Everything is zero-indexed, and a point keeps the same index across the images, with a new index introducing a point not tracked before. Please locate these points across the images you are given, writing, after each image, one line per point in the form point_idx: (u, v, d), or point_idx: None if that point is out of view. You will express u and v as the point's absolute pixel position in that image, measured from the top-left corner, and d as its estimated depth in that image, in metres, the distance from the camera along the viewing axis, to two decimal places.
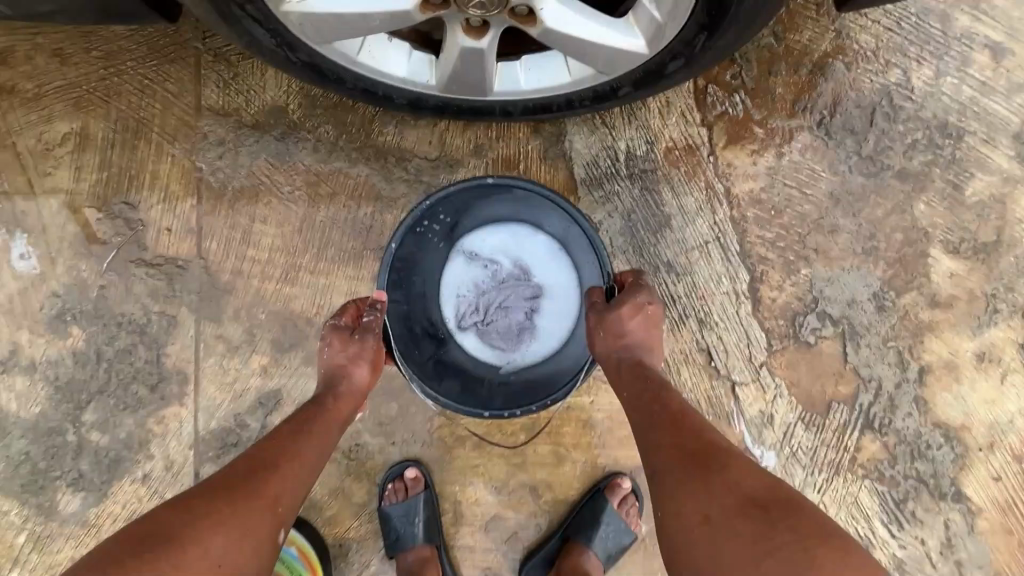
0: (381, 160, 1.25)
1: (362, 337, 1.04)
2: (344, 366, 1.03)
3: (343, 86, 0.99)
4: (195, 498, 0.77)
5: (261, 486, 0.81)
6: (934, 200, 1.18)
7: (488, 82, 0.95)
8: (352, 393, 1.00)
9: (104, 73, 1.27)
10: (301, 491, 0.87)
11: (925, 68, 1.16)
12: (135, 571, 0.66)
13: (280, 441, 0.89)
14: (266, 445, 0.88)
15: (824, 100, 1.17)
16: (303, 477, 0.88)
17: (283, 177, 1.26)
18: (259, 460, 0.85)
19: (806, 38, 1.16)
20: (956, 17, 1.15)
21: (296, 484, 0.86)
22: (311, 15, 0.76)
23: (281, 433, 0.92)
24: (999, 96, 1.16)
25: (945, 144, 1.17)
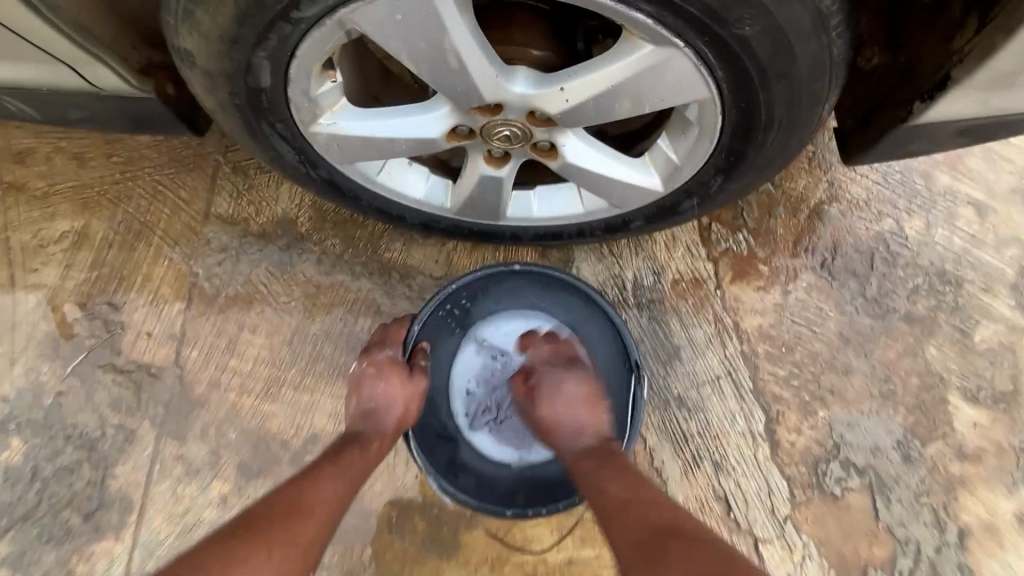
0: (384, 276, 1.22)
1: (418, 376, 0.99)
2: (398, 401, 0.95)
3: (358, 204, 0.99)
4: (234, 524, 0.72)
5: (301, 506, 0.76)
6: (943, 345, 1.17)
7: (503, 208, 0.97)
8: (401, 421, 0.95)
9: (118, 178, 1.28)
10: (343, 498, 0.82)
11: (915, 219, 1.22)
12: None
13: (316, 464, 0.83)
14: (301, 471, 0.82)
15: (823, 243, 1.21)
16: (344, 488, 0.83)
17: (281, 287, 1.22)
18: (293, 486, 0.79)
19: (802, 186, 1.23)
20: (938, 177, 1.23)
21: (336, 495, 0.81)
22: (338, 137, 0.76)
23: (319, 457, 0.85)
24: (989, 248, 1.21)
25: (946, 291, 1.19)
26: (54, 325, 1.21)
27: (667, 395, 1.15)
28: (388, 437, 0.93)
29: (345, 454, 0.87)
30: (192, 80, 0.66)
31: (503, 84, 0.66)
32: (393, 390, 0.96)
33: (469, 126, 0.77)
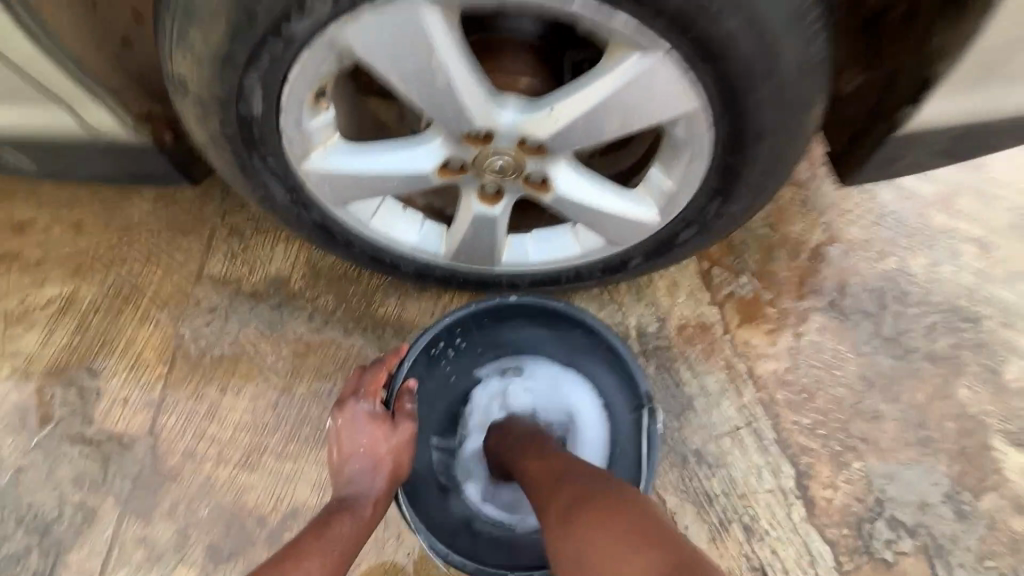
0: (378, 332, 1.17)
1: (404, 427, 0.87)
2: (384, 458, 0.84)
3: (350, 251, 0.97)
4: None
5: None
6: (975, 384, 1.10)
7: (497, 250, 0.93)
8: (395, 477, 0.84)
9: (115, 243, 1.28)
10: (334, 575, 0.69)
11: (919, 257, 1.20)
12: None
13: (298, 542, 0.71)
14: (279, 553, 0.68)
15: (829, 284, 1.17)
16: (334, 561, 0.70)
17: (269, 347, 1.17)
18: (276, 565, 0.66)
19: (799, 229, 1.20)
20: (935, 216, 1.22)
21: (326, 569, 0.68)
22: (330, 174, 0.76)
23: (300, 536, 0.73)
24: (1001, 283, 1.18)
25: (965, 327, 1.15)
26: (23, 395, 1.14)
27: (686, 451, 1.05)
28: (381, 501, 0.82)
29: (332, 524, 0.75)
30: (188, 110, 0.67)
31: (494, 109, 0.67)
32: (377, 445, 0.84)
33: (461, 158, 0.77)
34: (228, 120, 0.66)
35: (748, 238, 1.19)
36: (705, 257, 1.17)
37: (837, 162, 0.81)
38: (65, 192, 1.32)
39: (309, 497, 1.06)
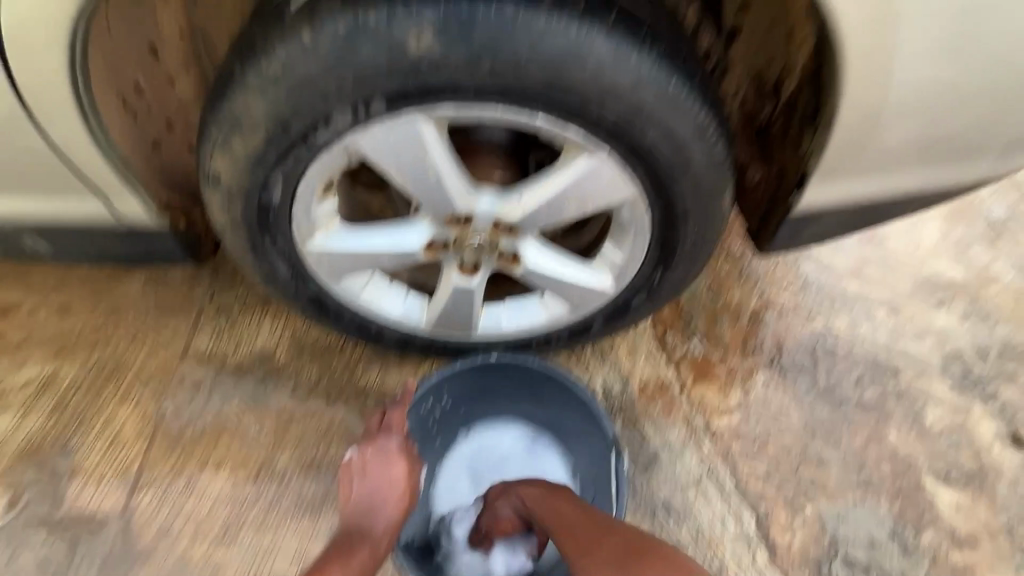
0: (360, 401, 1.23)
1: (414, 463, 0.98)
2: (397, 487, 0.93)
3: (340, 322, 1.06)
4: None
5: None
6: (902, 428, 1.25)
7: (473, 318, 1.04)
8: (405, 508, 0.93)
9: (99, 324, 1.30)
10: None
11: (841, 318, 1.37)
12: None
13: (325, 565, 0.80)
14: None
15: (768, 343, 1.32)
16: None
17: (252, 420, 1.21)
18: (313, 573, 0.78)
19: (737, 296, 1.36)
20: (849, 283, 1.41)
21: None
22: (329, 252, 0.87)
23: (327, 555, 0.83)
24: (911, 339, 1.36)
25: (887, 378, 1.30)
26: None
27: (654, 502, 1.15)
28: (394, 526, 0.90)
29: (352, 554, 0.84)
30: (213, 198, 0.79)
31: (473, 196, 0.82)
32: (399, 478, 0.93)
33: (444, 238, 0.90)
34: (250, 209, 0.79)
35: (695, 305, 1.34)
36: (659, 323, 1.31)
37: (753, 234, 0.95)
38: (51, 276, 1.34)
39: (289, 569, 1.10)
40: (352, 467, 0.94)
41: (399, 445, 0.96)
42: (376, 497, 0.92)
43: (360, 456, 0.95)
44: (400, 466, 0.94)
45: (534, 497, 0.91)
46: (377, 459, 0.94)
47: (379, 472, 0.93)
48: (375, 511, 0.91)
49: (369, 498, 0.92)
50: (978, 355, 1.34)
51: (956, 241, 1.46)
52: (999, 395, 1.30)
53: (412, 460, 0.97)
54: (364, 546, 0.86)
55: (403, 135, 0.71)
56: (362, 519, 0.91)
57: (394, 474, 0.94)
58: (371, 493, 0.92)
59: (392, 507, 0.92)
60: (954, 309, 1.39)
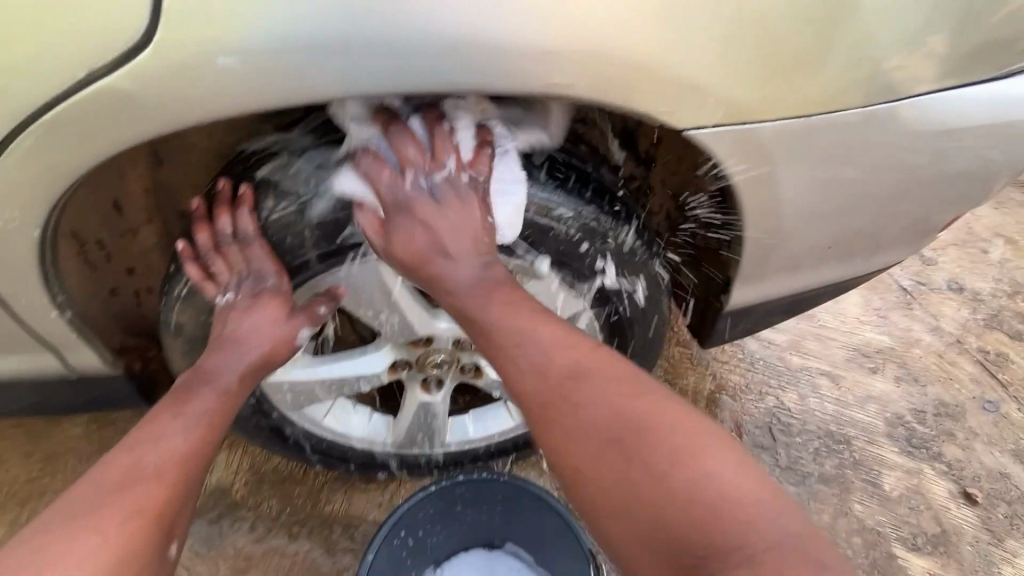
0: (325, 532, 1.16)
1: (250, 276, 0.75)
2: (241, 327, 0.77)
3: (303, 449, 1.04)
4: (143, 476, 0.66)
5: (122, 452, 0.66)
6: (864, 498, 1.31)
7: (438, 432, 1.05)
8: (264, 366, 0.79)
9: (35, 475, 1.21)
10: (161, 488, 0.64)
11: (790, 392, 1.45)
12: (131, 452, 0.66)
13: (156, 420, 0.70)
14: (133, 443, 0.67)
15: (728, 425, 1.38)
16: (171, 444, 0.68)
17: (205, 567, 1.12)
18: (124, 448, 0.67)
19: (692, 381, 1.43)
20: (792, 358, 1.50)
21: (153, 450, 0.67)
22: (291, 383, 0.90)
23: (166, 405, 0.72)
24: (856, 407, 1.44)
25: (841, 448, 1.37)
26: None
27: None
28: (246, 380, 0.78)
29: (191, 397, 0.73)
30: (174, 346, 0.81)
31: (434, 321, 0.87)
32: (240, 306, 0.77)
33: (406, 360, 0.93)
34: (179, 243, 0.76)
35: None
36: None
37: (694, 328, 1.04)
38: None
39: None
40: (145, 417, 0.71)
41: (233, 368, 0.76)
42: (243, 341, 0.77)
43: (156, 413, 0.71)
44: (272, 312, 0.77)
45: (523, 326, 0.71)
46: (245, 275, 0.75)
47: (177, 424, 0.70)
48: (247, 287, 0.76)
49: (156, 449, 0.67)
50: (918, 417, 1.44)
51: (876, 310, 1.61)
52: (944, 455, 1.39)
53: (228, 401, 0.75)
54: (129, 503, 0.61)
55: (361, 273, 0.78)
56: (207, 374, 0.75)
57: (265, 313, 0.77)
58: (237, 251, 0.74)
59: (256, 365, 0.78)
60: (888, 374, 1.50)
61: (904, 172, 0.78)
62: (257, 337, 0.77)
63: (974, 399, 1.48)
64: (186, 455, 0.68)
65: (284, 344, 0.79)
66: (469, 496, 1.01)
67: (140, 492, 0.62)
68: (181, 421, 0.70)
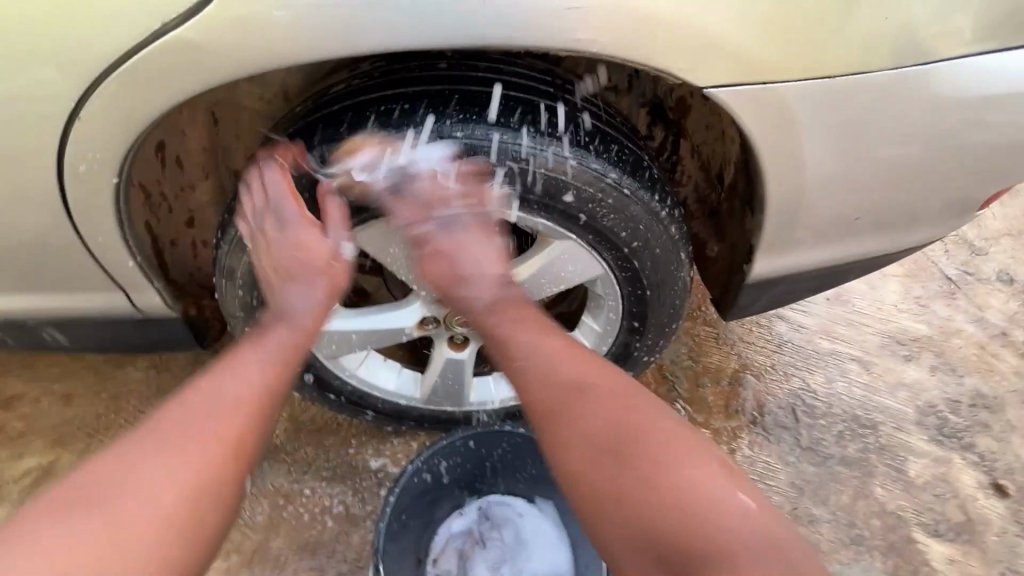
0: (355, 478, 1.24)
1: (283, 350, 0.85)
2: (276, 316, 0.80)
3: (338, 399, 1.11)
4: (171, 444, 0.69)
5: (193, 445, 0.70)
6: (888, 483, 1.29)
7: (462, 392, 1.10)
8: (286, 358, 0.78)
9: (102, 411, 1.33)
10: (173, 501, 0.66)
11: (816, 375, 1.43)
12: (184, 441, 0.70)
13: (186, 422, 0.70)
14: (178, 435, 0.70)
15: (750, 404, 1.38)
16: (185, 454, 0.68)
17: (248, 502, 1.21)
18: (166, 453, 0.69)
19: (717, 358, 1.43)
20: (821, 342, 1.48)
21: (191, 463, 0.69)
22: (329, 333, 0.97)
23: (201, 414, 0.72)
24: (886, 393, 1.42)
25: (867, 433, 1.36)
26: None
27: None
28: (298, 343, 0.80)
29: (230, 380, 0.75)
30: (229, 291, 0.88)
31: None
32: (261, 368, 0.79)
33: (434, 316, 0.99)
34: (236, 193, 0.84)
35: (677, 370, 1.41)
36: (644, 387, 1.38)
37: (717, 301, 1.04)
38: (56, 366, 1.38)
39: None
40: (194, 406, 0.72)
41: (296, 317, 0.83)
42: (297, 273, 0.83)
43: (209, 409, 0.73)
44: (325, 249, 0.83)
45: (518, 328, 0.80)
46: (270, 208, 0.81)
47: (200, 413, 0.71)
48: (291, 218, 0.81)
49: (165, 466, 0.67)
50: (951, 407, 1.41)
51: (917, 298, 1.57)
52: (976, 445, 1.36)
53: (283, 356, 0.79)
54: (226, 439, 0.70)
55: (389, 244, 0.87)
56: (283, 314, 0.83)
57: (317, 255, 0.83)
58: (284, 180, 0.80)
59: (319, 296, 0.85)
60: (922, 363, 1.47)
61: (939, 139, 0.76)
62: (304, 265, 0.83)
63: (1013, 392, 1.44)
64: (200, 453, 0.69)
65: (339, 272, 0.86)
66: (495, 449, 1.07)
67: (227, 426, 0.71)
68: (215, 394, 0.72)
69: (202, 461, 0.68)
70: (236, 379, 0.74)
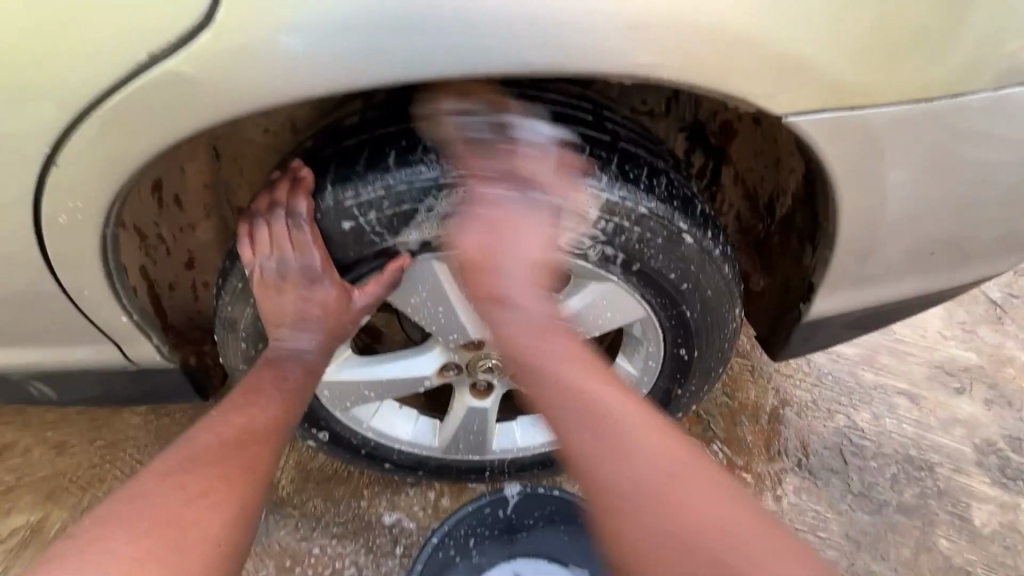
0: (368, 533, 1.14)
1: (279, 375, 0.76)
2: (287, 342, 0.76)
3: (351, 451, 1.02)
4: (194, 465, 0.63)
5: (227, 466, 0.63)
6: (952, 533, 1.19)
7: (486, 442, 1.00)
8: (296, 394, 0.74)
9: (96, 461, 1.24)
10: (205, 526, 0.58)
11: (863, 411, 1.32)
12: (204, 468, 0.62)
13: (204, 455, 0.63)
14: (202, 459, 0.63)
15: (793, 445, 1.27)
16: (217, 491, 0.61)
17: (254, 563, 1.11)
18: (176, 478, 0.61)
19: (753, 394, 1.33)
20: (865, 373, 1.37)
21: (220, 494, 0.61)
22: (342, 384, 0.88)
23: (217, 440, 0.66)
24: (940, 431, 1.31)
25: (924, 476, 1.25)
26: None
27: None
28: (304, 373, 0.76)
29: (249, 412, 0.69)
30: (230, 343, 0.81)
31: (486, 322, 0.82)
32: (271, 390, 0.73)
33: (456, 363, 0.90)
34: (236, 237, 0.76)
35: (712, 408, 1.30)
36: None
37: (765, 339, 0.95)
38: (46, 413, 1.29)
39: None
40: (220, 432, 0.66)
41: (300, 360, 0.76)
42: (299, 321, 0.75)
43: (232, 423, 0.68)
44: (329, 297, 0.74)
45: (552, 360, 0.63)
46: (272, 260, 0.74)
47: (224, 442, 0.65)
48: (294, 274, 0.72)
49: (183, 500, 0.59)
50: (1013, 445, 1.30)
51: (962, 324, 1.45)
52: None
53: (290, 417, 0.72)
54: (240, 503, 0.62)
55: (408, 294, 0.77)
56: (283, 359, 0.76)
57: (319, 302, 0.74)
58: (284, 235, 0.70)
59: (321, 342, 0.77)
60: (976, 395, 1.35)
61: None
62: (307, 315, 0.75)
63: None
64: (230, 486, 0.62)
65: (344, 325, 0.76)
66: (516, 509, 1.02)
67: (239, 487, 0.63)
68: (245, 424, 0.68)
69: (216, 521, 0.59)
70: (248, 437, 0.67)
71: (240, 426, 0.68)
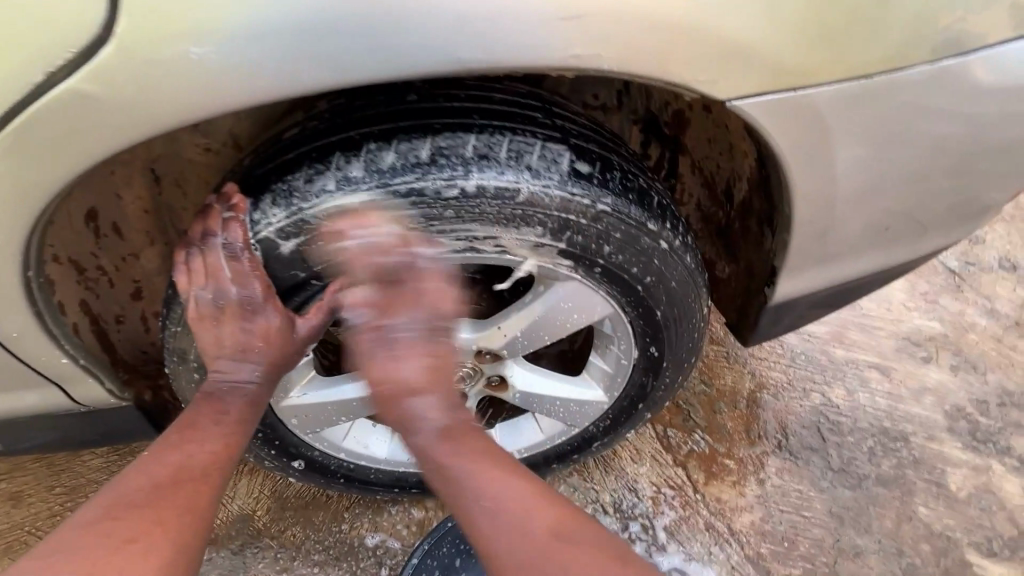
0: (352, 557, 1.11)
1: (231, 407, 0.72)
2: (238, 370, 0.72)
3: (323, 476, 0.98)
4: (126, 509, 0.61)
5: (165, 509, 0.62)
6: (929, 500, 1.22)
7: None
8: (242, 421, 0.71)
9: (58, 508, 1.17)
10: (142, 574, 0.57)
11: (837, 388, 1.34)
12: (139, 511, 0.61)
13: (140, 498, 0.62)
14: (137, 502, 0.62)
15: (772, 427, 1.28)
16: (156, 534, 0.60)
17: None
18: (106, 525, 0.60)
19: (730, 380, 1.34)
20: (836, 350, 1.39)
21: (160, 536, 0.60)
22: (306, 409, 0.85)
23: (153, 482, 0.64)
24: (911, 400, 1.33)
25: (899, 447, 1.27)
26: None
27: None
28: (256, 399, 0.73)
29: (187, 448, 0.67)
30: (181, 373, 0.77)
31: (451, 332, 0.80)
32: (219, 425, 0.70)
33: None
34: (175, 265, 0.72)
35: (691, 397, 1.30)
36: (658, 420, 1.27)
37: (735, 326, 0.95)
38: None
39: None
40: (155, 473, 0.65)
41: (249, 391, 0.72)
42: (248, 349, 0.71)
43: (169, 461, 0.66)
44: (275, 324, 0.70)
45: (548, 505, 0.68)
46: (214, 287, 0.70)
47: (160, 482, 0.64)
48: (235, 303, 0.69)
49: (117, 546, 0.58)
50: (980, 408, 1.33)
51: (924, 294, 1.48)
52: (1012, 448, 1.29)
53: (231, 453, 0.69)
54: (175, 545, 0.60)
55: None
56: (232, 390, 0.72)
57: (264, 328, 0.70)
58: (222, 263, 0.67)
59: (277, 368, 0.73)
60: (942, 363, 1.39)
61: (969, 134, 0.69)
62: (255, 343, 0.71)
63: None
64: (170, 528, 0.61)
65: (293, 352, 0.72)
66: None
67: (175, 528, 0.61)
68: (184, 460, 0.66)
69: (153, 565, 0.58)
70: (186, 477, 0.65)
71: (178, 465, 0.66)
